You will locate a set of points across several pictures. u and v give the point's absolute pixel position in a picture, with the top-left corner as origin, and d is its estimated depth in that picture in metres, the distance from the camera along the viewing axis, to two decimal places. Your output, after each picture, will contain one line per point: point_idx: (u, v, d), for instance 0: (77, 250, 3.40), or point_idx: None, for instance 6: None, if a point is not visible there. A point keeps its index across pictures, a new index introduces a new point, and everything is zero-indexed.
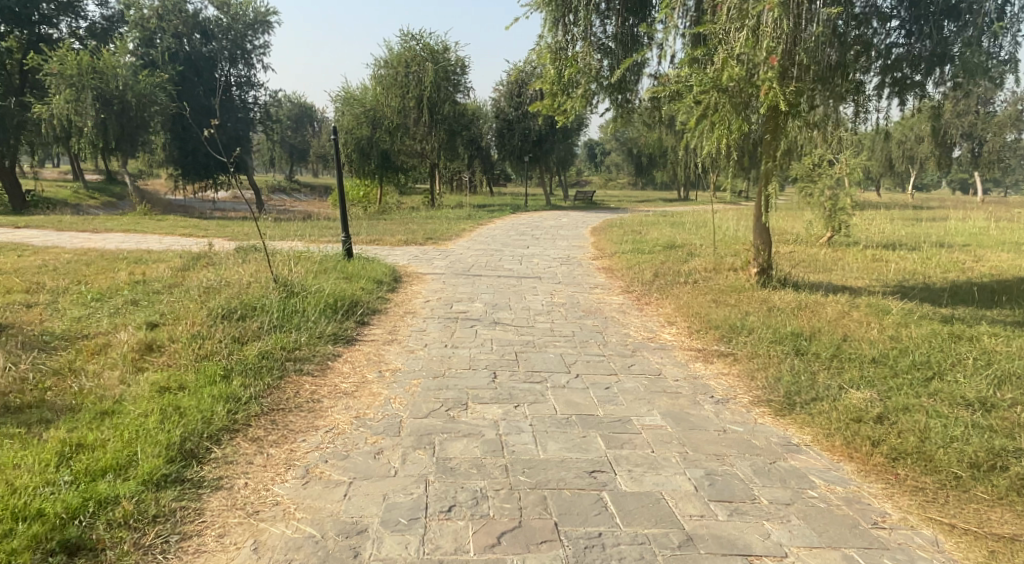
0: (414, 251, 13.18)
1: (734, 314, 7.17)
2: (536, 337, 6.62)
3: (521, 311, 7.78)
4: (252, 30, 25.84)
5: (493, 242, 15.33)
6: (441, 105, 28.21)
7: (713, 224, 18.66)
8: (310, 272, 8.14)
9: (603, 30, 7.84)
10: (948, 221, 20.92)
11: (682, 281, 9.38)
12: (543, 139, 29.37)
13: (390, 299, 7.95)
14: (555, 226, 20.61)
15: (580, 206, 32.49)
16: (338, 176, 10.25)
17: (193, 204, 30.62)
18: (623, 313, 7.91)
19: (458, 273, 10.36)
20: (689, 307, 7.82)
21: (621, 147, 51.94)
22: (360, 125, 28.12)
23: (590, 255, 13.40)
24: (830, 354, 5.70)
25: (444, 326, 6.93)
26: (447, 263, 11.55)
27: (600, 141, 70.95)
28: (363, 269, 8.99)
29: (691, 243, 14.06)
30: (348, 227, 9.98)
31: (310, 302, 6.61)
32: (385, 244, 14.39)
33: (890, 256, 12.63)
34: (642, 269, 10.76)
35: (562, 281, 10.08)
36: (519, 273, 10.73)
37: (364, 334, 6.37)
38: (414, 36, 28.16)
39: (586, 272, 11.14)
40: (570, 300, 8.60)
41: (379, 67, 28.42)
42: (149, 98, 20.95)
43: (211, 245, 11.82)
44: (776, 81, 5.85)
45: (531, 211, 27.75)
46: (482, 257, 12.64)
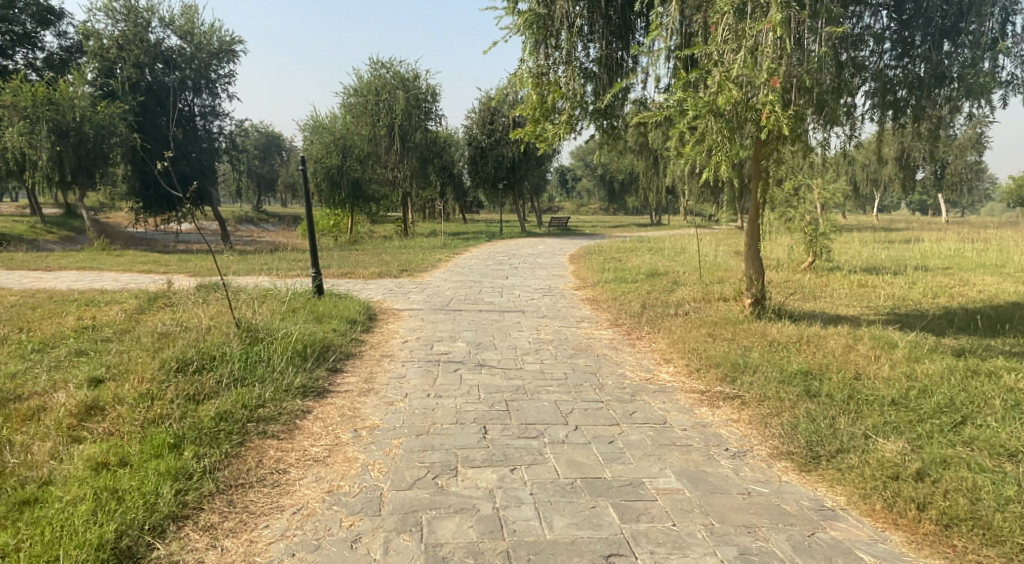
0: (388, 285, 12.61)
1: (733, 351, 6.73)
2: (526, 381, 6.09)
3: (507, 350, 7.26)
4: (218, 59, 25.14)
5: (470, 273, 14.80)
6: (413, 133, 28.02)
7: (692, 250, 18.42)
8: (277, 313, 7.54)
9: (586, 54, 7.47)
10: (924, 243, 20.98)
11: (672, 313, 8.95)
12: (516, 165, 29.07)
13: (365, 341, 7.36)
14: (532, 254, 20.18)
15: (555, 232, 32.22)
16: (307, 208, 9.68)
17: (156, 237, 29.68)
18: (615, 350, 7.43)
19: (437, 309, 9.83)
20: (684, 342, 7.37)
21: (593, 173, 51.99)
22: (329, 153, 27.21)
23: (571, 285, 12.97)
24: (846, 395, 5.26)
25: (425, 371, 6.37)
26: (424, 297, 10.99)
27: (571, 168, 71.34)
28: (334, 308, 8.40)
29: (673, 270, 13.73)
30: (318, 262, 9.39)
31: (277, 349, 6.02)
32: (358, 277, 13.79)
33: (876, 280, 12.42)
34: (629, 300, 10.33)
35: (547, 315, 9.60)
36: (500, 307, 10.23)
37: (337, 384, 5.77)
38: (384, 64, 27.82)
39: (570, 304, 10.67)
40: (558, 337, 8.10)
41: (348, 96, 28.06)
42: (108, 128, 20.22)
43: (171, 283, 11.13)
44: (777, 104, 5.42)
45: (506, 239, 27.35)
46: (460, 289, 12.12)
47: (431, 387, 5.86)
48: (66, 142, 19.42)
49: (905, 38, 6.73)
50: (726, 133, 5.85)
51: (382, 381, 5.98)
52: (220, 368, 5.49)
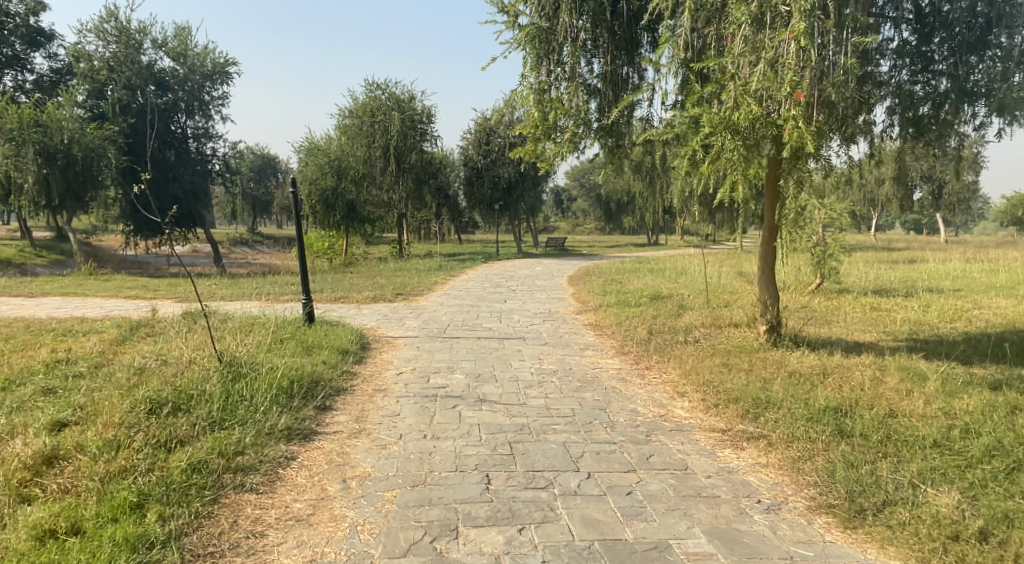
0: (383, 309, 12.16)
1: (752, 383, 6.33)
2: (531, 418, 5.63)
3: (508, 383, 6.81)
4: (212, 81, 24.71)
5: (467, 297, 14.36)
6: (408, 153, 27.67)
7: (694, 272, 18.02)
8: (263, 344, 7.07)
9: (590, 70, 7.11)
10: (928, 263, 20.63)
11: (682, 340, 8.55)
12: (512, 186, 28.79)
13: (357, 374, 6.90)
14: (531, 276, 19.76)
15: (552, 253, 31.84)
16: (298, 231, 9.25)
17: (148, 261, 29.21)
18: (624, 382, 6.99)
19: (433, 336, 9.36)
20: (698, 373, 6.96)
21: (589, 193, 51.81)
22: (324, 175, 26.90)
23: (572, 309, 12.52)
24: (882, 435, 4.84)
25: (421, 407, 5.90)
26: (419, 323, 10.54)
27: (567, 188, 71.27)
28: (325, 337, 7.94)
29: (677, 293, 13.32)
30: (308, 288, 8.93)
31: (261, 385, 5.54)
32: (351, 302, 13.33)
33: (888, 304, 12.01)
34: (634, 325, 9.90)
35: (549, 342, 9.14)
36: (500, 333, 9.78)
37: (326, 424, 5.29)
38: (379, 85, 27.57)
39: (572, 330, 10.23)
40: (562, 367, 7.66)
41: (343, 116, 27.79)
42: (97, 150, 19.85)
43: (155, 310, 10.65)
44: (801, 118, 4.95)
45: (503, 260, 26.96)
46: (457, 314, 11.67)
47: (427, 426, 5.39)
48: (54, 165, 19.07)
49: (927, 52, 6.38)
50: (743, 151, 5.46)
51: (374, 419, 5.51)
52: (198, 408, 5.02)
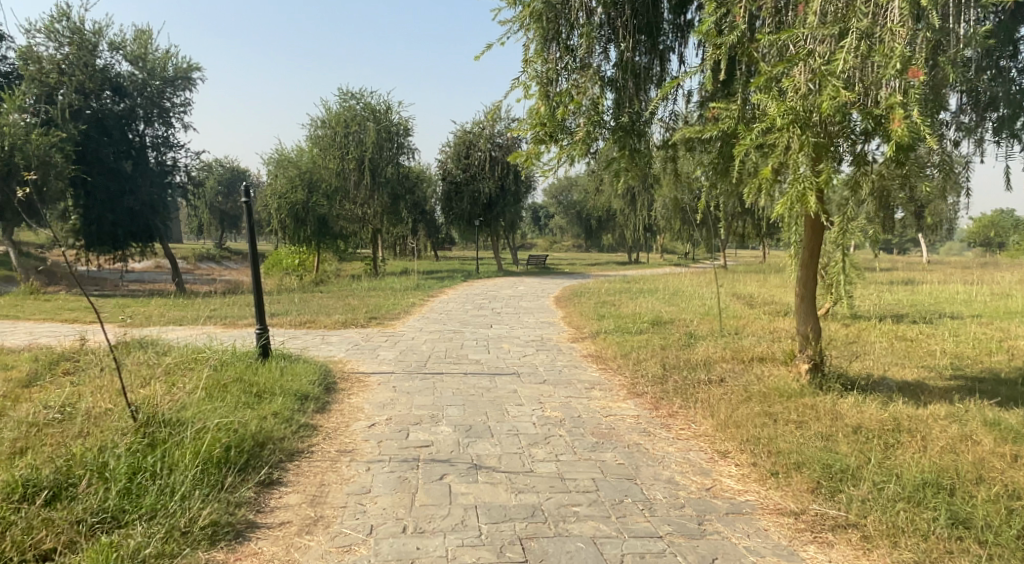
0: (353, 337, 10.75)
1: (812, 442, 5.09)
2: (542, 495, 4.35)
3: (508, 438, 5.52)
4: (172, 87, 23.38)
5: (448, 321, 12.98)
6: (384, 167, 26.32)
7: (689, 295, 16.89)
8: (202, 390, 5.69)
9: (606, 58, 5.93)
10: (930, 285, 19.69)
11: (706, 378, 7.28)
12: (493, 202, 27.53)
13: (318, 429, 5.52)
14: (514, 297, 18.48)
15: (534, 271, 30.59)
16: (251, 248, 7.80)
17: (103, 279, 27.39)
18: (648, 436, 5.72)
19: (412, 372, 8.02)
20: (739, 424, 5.70)
21: (568, 210, 50.71)
22: (294, 189, 25.88)
23: (567, 337, 11.24)
24: (1018, 529, 3.72)
25: (399, 476, 4.58)
26: (395, 355, 9.15)
27: (544, 207, 70.42)
28: (281, 378, 6.52)
29: (680, 320, 12.12)
30: (263, 317, 7.52)
31: (185, 455, 4.17)
32: (318, 328, 11.87)
33: (913, 332, 10.93)
34: (643, 359, 8.63)
35: (548, 380, 7.86)
36: (489, 368, 8.43)
37: (270, 512, 3.97)
38: (354, 94, 26.18)
39: (571, 363, 8.92)
40: (569, 413, 6.36)
41: (315, 126, 26.48)
42: (42, 158, 18.23)
43: (87, 339, 9.14)
44: (917, 104, 3.76)
45: (483, 278, 25.59)
46: (439, 343, 10.30)
47: (409, 509, 4.09)
48: None
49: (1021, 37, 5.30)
50: (815, 151, 4.26)
51: (337, 498, 4.20)
52: (88, 497, 3.68)
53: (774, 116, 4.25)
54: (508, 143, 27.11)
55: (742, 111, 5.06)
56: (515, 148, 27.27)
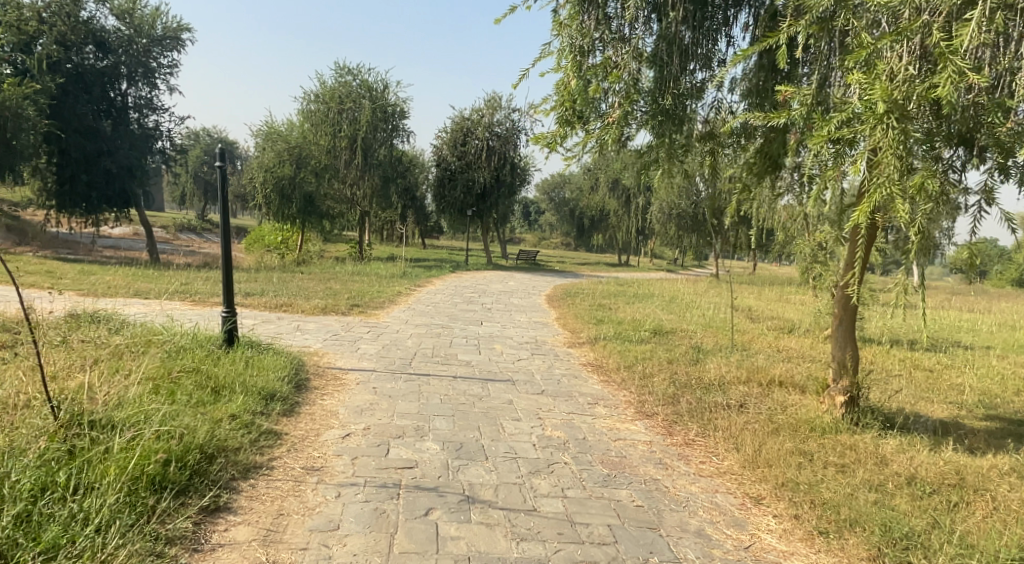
0: (332, 326, 9.88)
1: (862, 492, 4.37)
2: (548, 546, 3.59)
3: (505, 463, 4.73)
4: (161, 46, 22.14)
5: (435, 315, 12.15)
6: (377, 149, 25.64)
7: (688, 304, 16.19)
8: (148, 383, 4.85)
9: (648, 30, 5.13)
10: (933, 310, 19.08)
11: (725, 405, 6.50)
12: (487, 192, 26.62)
13: (282, 438, 4.68)
14: (505, 292, 17.68)
15: (523, 267, 29.82)
16: (224, 221, 6.89)
17: (76, 243, 26.33)
18: (666, 470, 4.95)
19: (396, 371, 7.19)
20: (770, 463, 4.94)
21: (560, 207, 49.94)
22: (282, 163, 24.31)
23: (563, 341, 10.46)
24: None
25: (375, 509, 3.78)
26: (377, 350, 8.31)
27: (535, 202, 69.61)
28: (246, 372, 5.67)
29: (683, 330, 11.39)
30: (230, 299, 6.65)
31: (108, 470, 3.36)
32: (295, 313, 10.99)
33: (931, 361, 10.26)
34: (650, 373, 7.86)
35: (547, 390, 7.07)
36: (482, 372, 7.62)
37: (208, 553, 3.16)
38: (351, 70, 25.28)
39: (570, 373, 8.13)
40: (572, 435, 5.58)
41: (308, 100, 25.43)
42: (13, 110, 17.13)
43: (35, 309, 8.24)
44: None
45: (472, 271, 24.76)
46: (426, 340, 9.45)
47: (385, 559, 3.30)
48: None
49: None
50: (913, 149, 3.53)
51: (297, 537, 3.39)
52: None
53: (870, 103, 3.50)
54: (506, 133, 26.25)
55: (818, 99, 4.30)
56: (513, 139, 26.40)
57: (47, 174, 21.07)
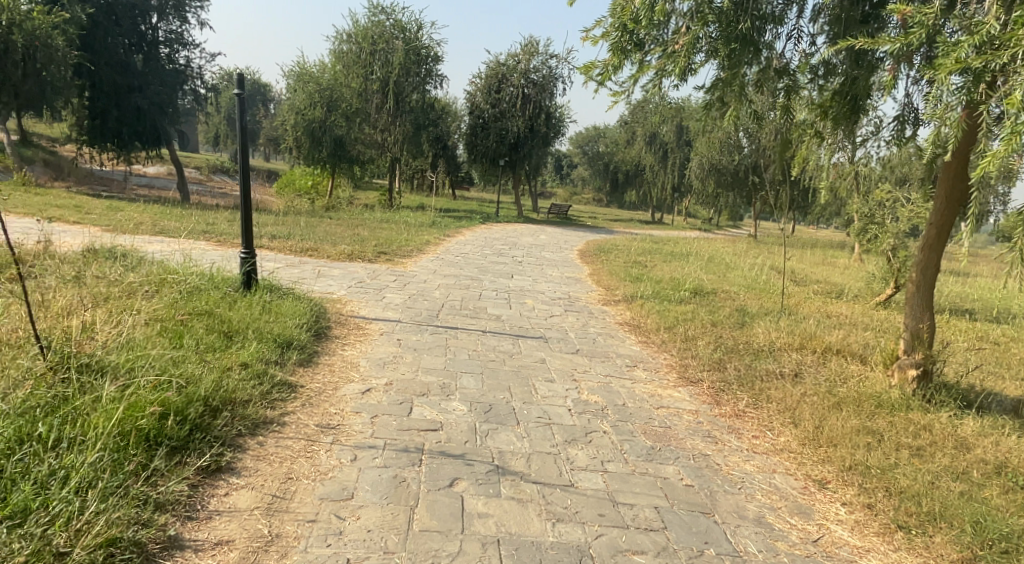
0: (357, 273, 9.49)
1: (945, 481, 3.90)
2: (588, 530, 3.16)
3: (538, 429, 4.29)
4: None
5: (464, 266, 11.69)
6: (409, 93, 24.80)
7: (727, 264, 15.53)
8: (152, 328, 4.46)
9: None
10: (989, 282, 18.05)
11: (778, 375, 5.96)
12: (520, 142, 25.78)
13: (297, 390, 4.28)
14: (536, 246, 17.17)
15: (554, 220, 29.18)
16: (241, 155, 6.43)
17: (108, 180, 26.42)
18: (716, 444, 4.46)
19: (422, 323, 6.76)
20: (835, 442, 4.45)
21: (594, 162, 48.84)
22: (313, 105, 24.35)
23: (597, 298, 9.97)
24: None
25: (394, 477, 3.36)
26: (402, 300, 7.88)
27: (567, 157, 68.32)
28: (261, 317, 5.28)
29: (724, 292, 10.81)
30: (249, 239, 6.25)
31: (95, 421, 2.98)
32: (320, 258, 10.63)
33: (993, 331, 9.58)
34: (693, 335, 7.35)
35: (582, 351, 6.61)
36: (513, 328, 7.17)
37: (204, 522, 2.80)
38: (384, 10, 24.47)
39: (606, 332, 7.64)
40: (611, 400, 5.11)
41: (341, 41, 24.75)
42: (42, 39, 16.81)
43: (54, 243, 7.98)
44: None
45: (501, 223, 24.23)
46: (453, 291, 9.02)
47: (404, 538, 2.90)
48: None
49: None
50: None
51: (305, 507, 2.99)
52: None
53: None
54: (542, 80, 25.23)
55: (935, 19, 3.82)
56: (549, 87, 25.37)
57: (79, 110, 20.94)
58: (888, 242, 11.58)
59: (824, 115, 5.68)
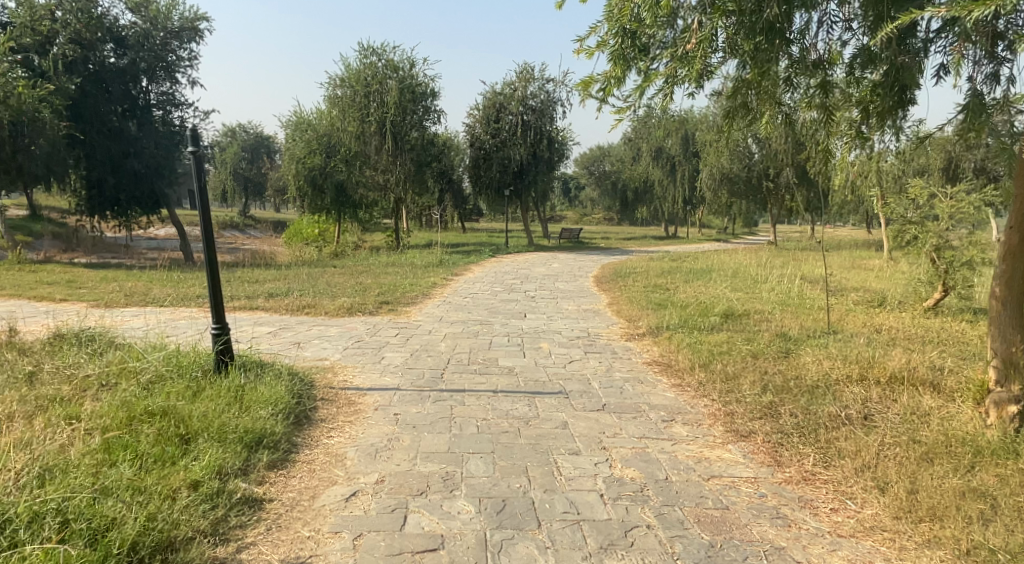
0: (356, 330, 8.69)
1: None
2: None
3: (566, 532, 3.44)
4: (179, 39, 21.16)
5: (474, 309, 10.87)
6: (408, 132, 24.23)
7: (754, 278, 14.58)
8: (84, 450, 3.62)
9: None
10: None
11: (844, 421, 5.08)
12: (524, 170, 25.13)
13: (263, 509, 3.45)
14: (549, 276, 16.33)
15: (567, 246, 28.38)
16: (204, 221, 5.65)
17: (113, 245, 26.06)
18: (790, 531, 3.58)
19: (424, 389, 5.91)
20: (939, 515, 3.60)
21: (602, 182, 48.14)
22: (312, 153, 24.45)
23: (620, 334, 9.09)
24: None
25: None
26: (403, 360, 7.04)
27: (572, 179, 67.78)
28: (227, 409, 4.42)
29: (758, 313, 9.89)
30: (220, 312, 5.39)
31: None
32: (317, 315, 9.85)
33: None
34: (736, 373, 6.48)
35: (610, 406, 5.73)
36: (528, 384, 6.30)
37: None
38: (376, 51, 24.11)
39: (634, 377, 6.76)
40: (651, 474, 4.23)
41: (335, 86, 24.34)
42: (30, 114, 16.37)
43: (22, 330, 7.25)
44: None
45: (513, 254, 23.45)
46: (461, 342, 8.18)
47: None
48: None
49: None
50: None
51: None
52: None
53: None
54: (541, 105, 24.66)
55: None
56: (549, 112, 24.85)
57: (76, 180, 20.58)
58: (930, 242, 10.68)
59: (866, 111, 5.00)
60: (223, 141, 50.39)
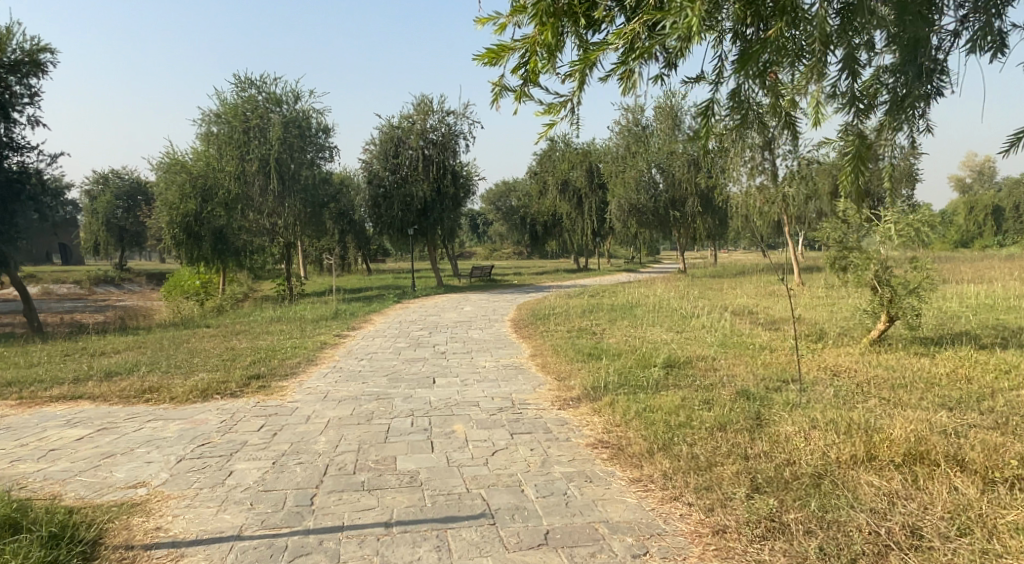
0: (205, 424, 6.56)
1: None
2: None
3: None
4: (15, 73, 17.91)
5: (370, 376, 8.95)
6: (296, 169, 21.74)
7: (684, 314, 13.40)
8: None
9: None
10: (955, 286, 16.65)
11: (888, 544, 3.64)
12: (428, 207, 23.37)
13: None
14: (461, 323, 14.58)
15: (477, 285, 26.74)
16: None
17: None
18: None
19: (281, 535, 4.02)
20: None
21: (509, 217, 47.21)
22: (186, 198, 21.84)
23: (550, 400, 7.44)
24: None
25: None
26: (262, 474, 5.07)
27: (479, 215, 66.86)
28: None
29: (705, 361, 8.53)
30: None
31: None
32: (163, 401, 7.66)
33: None
34: (711, 460, 4.97)
35: (555, 534, 4.04)
36: (437, 502, 4.49)
37: None
38: (254, 84, 21.79)
39: (579, 473, 5.08)
40: None
41: (209, 122, 21.78)
42: None
43: None
44: None
45: (420, 297, 21.57)
46: (347, 432, 6.23)
47: None
48: None
49: None
50: None
51: None
52: None
53: None
54: (443, 139, 23.26)
55: None
56: (451, 145, 23.44)
57: None
58: (871, 269, 9.71)
59: None
60: (94, 188, 45.84)
